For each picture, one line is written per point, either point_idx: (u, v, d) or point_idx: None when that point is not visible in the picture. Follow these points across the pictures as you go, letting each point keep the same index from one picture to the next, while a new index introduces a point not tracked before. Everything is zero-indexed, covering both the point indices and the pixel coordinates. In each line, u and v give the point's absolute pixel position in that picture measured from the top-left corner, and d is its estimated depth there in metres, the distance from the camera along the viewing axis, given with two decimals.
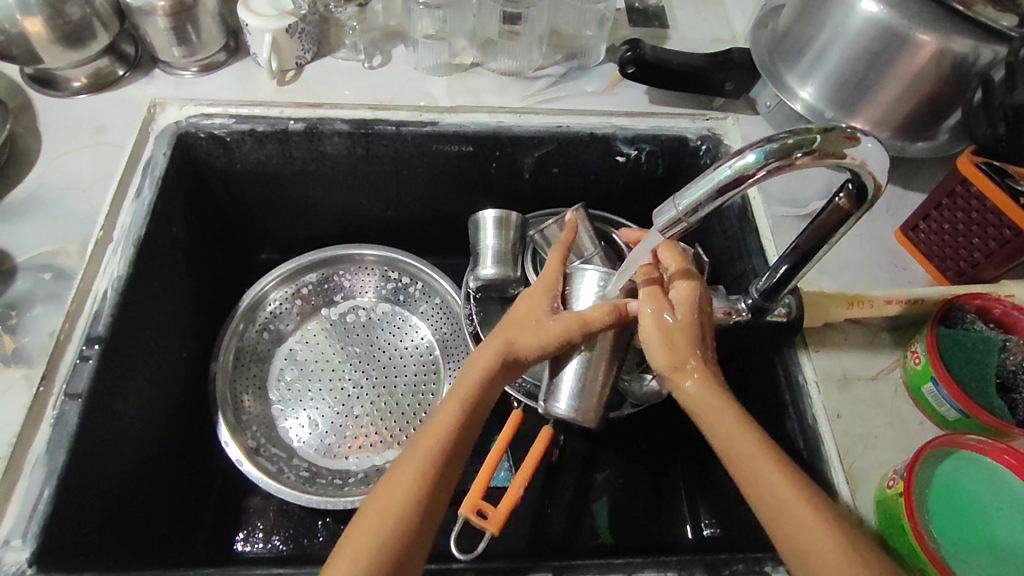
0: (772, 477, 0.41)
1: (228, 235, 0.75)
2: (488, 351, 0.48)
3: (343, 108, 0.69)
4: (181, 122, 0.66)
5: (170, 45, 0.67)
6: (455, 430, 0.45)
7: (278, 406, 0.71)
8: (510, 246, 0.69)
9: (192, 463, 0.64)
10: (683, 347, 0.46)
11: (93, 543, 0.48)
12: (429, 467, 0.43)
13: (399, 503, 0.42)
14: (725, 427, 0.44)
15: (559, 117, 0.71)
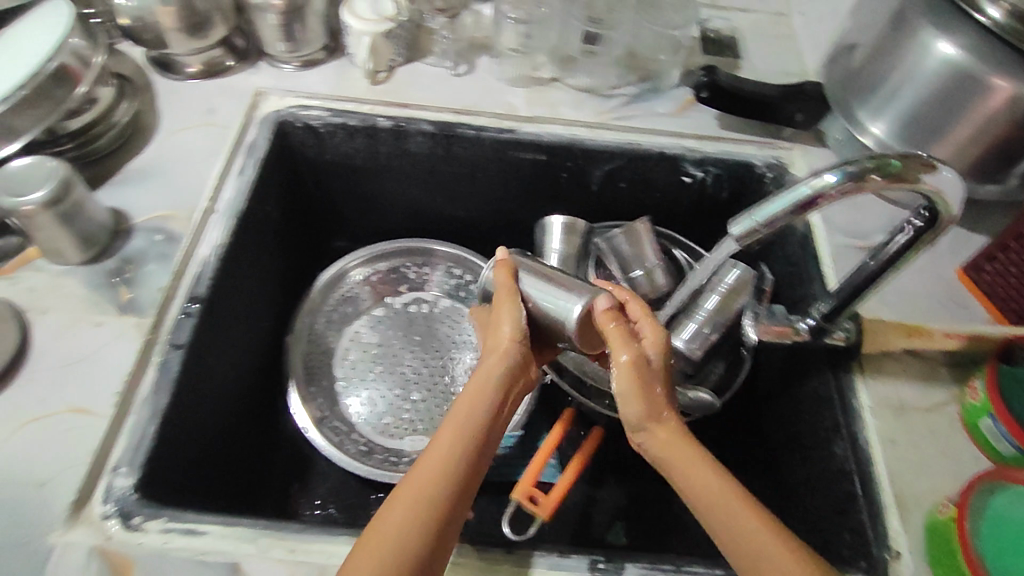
0: (758, 541, 0.41)
1: (310, 221, 0.81)
2: (480, 374, 0.48)
3: (429, 110, 0.74)
4: (281, 111, 0.72)
5: (278, 40, 0.73)
6: (450, 459, 0.43)
7: (342, 384, 0.74)
8: (574, 251, 0.71)
9: (266, 423, 0.69)
10: (659, 403, 0.47)
11: (184, 481, 0.52)
12: (427, 498, 0.41)
13: (399, 533, 0.40)
14: (705, 487, 0.44)
15: (633, 135, 0.74)
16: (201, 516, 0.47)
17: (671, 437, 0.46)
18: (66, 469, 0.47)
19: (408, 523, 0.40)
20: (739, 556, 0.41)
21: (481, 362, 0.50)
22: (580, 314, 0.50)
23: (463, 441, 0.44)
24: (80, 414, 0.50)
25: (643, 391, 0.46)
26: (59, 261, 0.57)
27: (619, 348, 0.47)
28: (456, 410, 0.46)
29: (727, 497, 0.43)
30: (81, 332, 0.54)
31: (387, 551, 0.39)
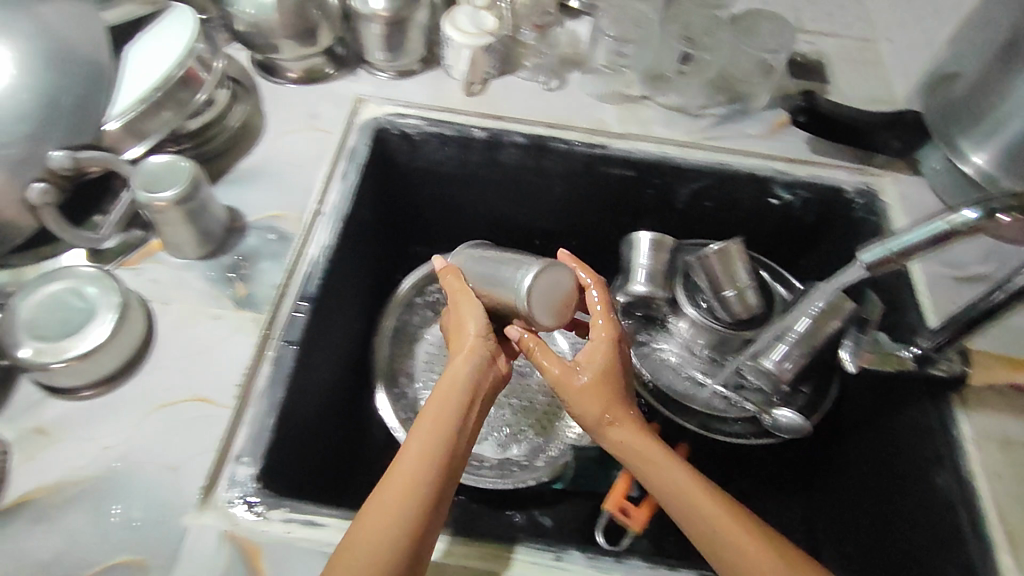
0: (699, 503, 0.49)
1: (396, 223, 0.82)
2: (450, 374, 0.53)
3: (523, 123, 0.75)
4: (379, 118, 0.74)
5: (379, 49, 0.75)
6: (434, 444, 0.48)
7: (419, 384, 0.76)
8: (663, 266, 0.73)
9: (355, 418, 0.70)
10: (607, 396, 0.55)
11: (293, 475, 0.54)
12: (417, 479, 0.46)
13: (393, 508, 0.45)
14: (661, 474, 0.52)
15: (723, 155, 0.75)
16: (319, 508, 0.49)
17: (621, 427, 0.55)
18: (196, 455, 0.50)
19: (403, 498, 0.45)
20: (682, 515, 0.50)
21: (451, 360, 0.55)
22: (528, 315, 0.55)
23: (443, 429, 0.49)
24: (205, 403, 0.52)
25: (583, 389, 0.55)
26: (179, 255, 0.60)
27: (548, 362, 0.57)
28: (432, 404, 0.51)
29: (674, 470, 0.52)
30: (200, 325, 0.56)
31: (388, 524, 0.44)
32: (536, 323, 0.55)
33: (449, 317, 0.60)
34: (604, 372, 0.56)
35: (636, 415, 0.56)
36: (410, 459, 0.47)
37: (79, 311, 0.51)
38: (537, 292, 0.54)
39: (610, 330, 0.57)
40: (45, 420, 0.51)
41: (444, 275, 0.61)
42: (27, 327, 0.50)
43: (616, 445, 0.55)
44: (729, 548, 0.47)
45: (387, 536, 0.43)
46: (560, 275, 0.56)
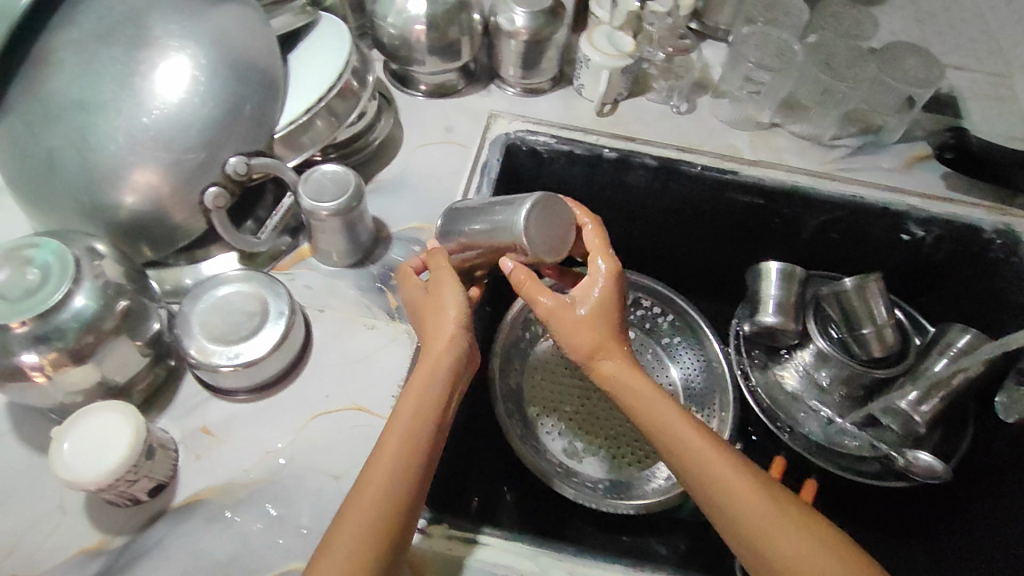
0: (689, 439, 0.50)
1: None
2: (429, 361, 0.50)
3: (653, 145, 0.74)
4: (510, 134, 0.74)
5: (514, 66, 0.75)
6: (422, 425, 0.48)
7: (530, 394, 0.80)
8: (792, 298, 0.72)
9: (473, 431, 0.72)
10: (603, 333, 0.54)
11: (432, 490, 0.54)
12: (397, 461, 0.46)
13: (379, 487, 0.45)
14: (655, 411, 0.52)
15: (856, 187, 0.73)
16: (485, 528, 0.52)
17: (614, 362, 0.54)
18: (356, 465, 0.50)
19: (393, 474, 0.45)
20: (675, 454, 0.50)
21: (429, 349, 0.51)
22: (528, 253, 0.52)
23: (428, 393, 0.49)
24: (364, 412, 0.53)
25: (579, 322, 0.54)
26: (329, 262, 0.60)
27: (541, 295, 0.54)
28: (417, 384, 0.49)
29: (661, 404, 0.52)
30: (356, 332, 0.57)
31: (376, 501, 0.44)
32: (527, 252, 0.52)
33: (416, 295, 0.55)
34: (600, 313, 0.55)
35: (627, 349, 0.56)
36: (393, 441, 0.47)
37: (249, 314, 0.52)
38: (540, 216, 0.51)
39: (608, 271, 0.55)
40: (211, 420, 0.52)
41: (435, 261, 0.55)
42: (203, 329, 0.51)
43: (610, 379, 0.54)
44: (721, 484, 0.48)
45: (377, 511, 0.44)
46: (559, 209, 0.53)
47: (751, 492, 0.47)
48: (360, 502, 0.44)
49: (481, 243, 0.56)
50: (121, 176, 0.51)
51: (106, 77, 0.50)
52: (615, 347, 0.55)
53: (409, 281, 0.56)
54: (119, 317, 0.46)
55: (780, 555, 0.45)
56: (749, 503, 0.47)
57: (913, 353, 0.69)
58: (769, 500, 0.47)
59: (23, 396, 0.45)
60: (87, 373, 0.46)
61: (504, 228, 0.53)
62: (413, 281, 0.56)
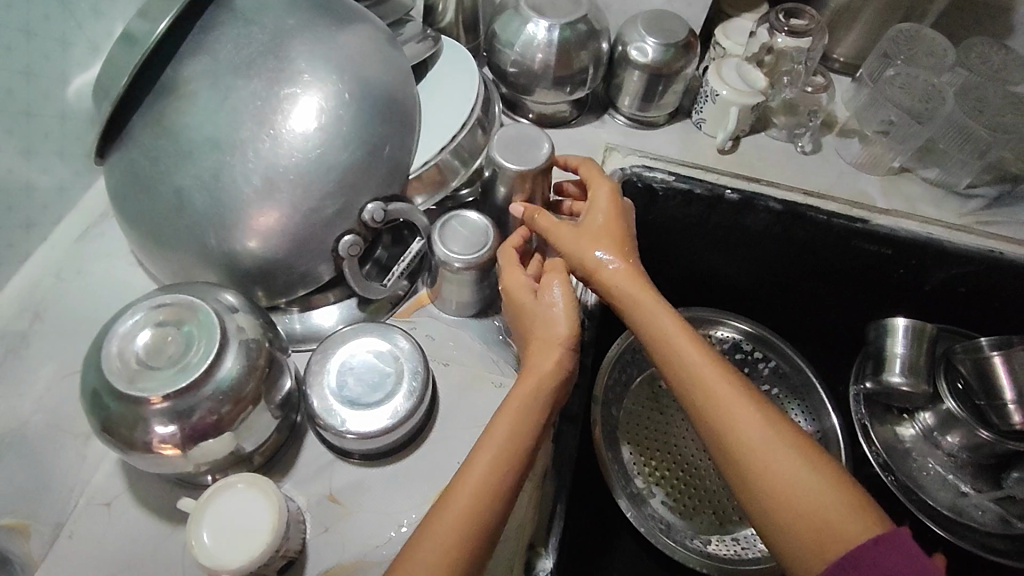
0: (695, 366, 0.47)
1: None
2: (529, 385, 0.46)
3: (778, 187, 0.70)
4: (626, 168, 0.70)
5: (634, 98, 0.71)
6: (530, 412, 0.45)
7: (625, 438, 0.74)
8: (923, 359, 0.67)
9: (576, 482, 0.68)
10: (605, 243, 0.52)
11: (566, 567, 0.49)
12: (493, 463, 0.42)
13: (476, 488, 0.41)
14: (658, 327, 0.49)
15: (994, 242, 0.69)
16: None
17: (616, 270, 0.51)
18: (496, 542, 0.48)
19: (491, 465, 0.42)
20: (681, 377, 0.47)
21: (535, 357, 0.47)
22: (523, 172, 0.52)
23: (523, 420, 0.45)
24: None
25: (582, 238, 0.52)
26: (451, 311, 0.56)
27: (549, 220, 0.53)
28: (523, 381, 0.46)
29: (664, 321, 0.49)
30: (484, 392, 0.53)
31: (471, 495, 0.41)
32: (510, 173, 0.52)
33: (522, 300, 0.50)
34: (603, 228, 0.52)
35: (634, 261, 0.52)
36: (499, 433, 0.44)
37: (383, 375, 0.48)
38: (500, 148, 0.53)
39: (609, 189, 0.53)
40: (336, 486, 0.47)
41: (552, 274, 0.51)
42: (336, 392, 0.47)
43: (612, 290, 0.51)
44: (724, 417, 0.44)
45: (475, 501, 0.41)
46: (520, 131, 0.54)
47: (759, 423, 0.43)
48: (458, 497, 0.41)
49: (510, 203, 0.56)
50: (256, 219, 0.47)
51: (246, 113, 0.47)
52: (619, 259, 0.51)
53: (512, 258, 0.52)
54: (260, 379, 0.42)
55: (783, 499, 0.41)
56: (754, 437, 0.43)
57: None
58: (776, 435, 0.43)
59: (149, 467, 0.41)
60: (224, 444, 0.41)
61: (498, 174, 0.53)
62: (514, 266, 0.51)
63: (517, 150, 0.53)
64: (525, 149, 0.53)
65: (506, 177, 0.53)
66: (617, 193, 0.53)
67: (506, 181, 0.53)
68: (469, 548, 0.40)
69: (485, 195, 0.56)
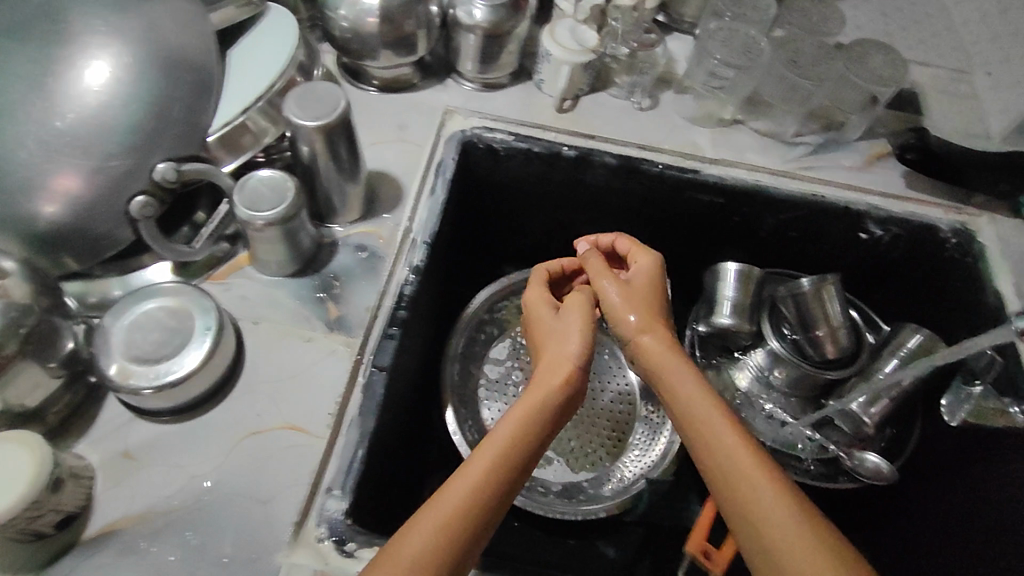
0: (711, 424, 0.50)
1: (468, 245, 0.80)
2: (534, 399, 0.52)
3: (614, 143, 0.73)
4: (467, 130, 0.71)
5: (472, 61, 0.72)
6: (534, 418, 0.51)
7: (485, 396, 0.78)
8: (749, 299, 0.71)
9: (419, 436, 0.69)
10: (639, 307, 0.58)
11: (367, 509, 0.52)
12: (503, 452, 0.48)
13: (481, 469, 0.47)
14: (686, 391, 0.52)
15: (818, 186, 0.72)
16: None
17: (652, 338, 0.56)
18: (288, 488, 0.49)
19: (498, 457, 0.48)
20: (698, 431, 0.50)
21: (546, 376, 0.54)
22: (330, 121, 0.53)
23: (524, 433, 0.50)
24: (297, 432, 0.51)
25: (628, 299, 0.58)
26: (267, 272, 0.58)
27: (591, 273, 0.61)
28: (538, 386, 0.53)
29: (687, 380, 0.53)
30: (293, 346, 0.55)
31: (478, 473, 0.47)
32: (315, 124, 0.52)
33: (545, 328, 0.59)
34: (643, 291, 0.59)
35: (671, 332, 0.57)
36: (506, 426, 0.50)
37: (175, 332, 0.49)
38: (302, 100, 0.53)
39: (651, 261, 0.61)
40: (132, 443, 0.49)
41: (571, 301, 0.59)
42: (123, 350, 0.47)
43: (646, 354, 0.55)
44: (733, 474, 0.47)
45: (477, 484, 0.46)
46: (322, 87, 0.54)
47: (767, 485, 0.46)
48: (464, 476, 0.46)
49: (318, 162, 0.56)
50: (58, 184, 0.47)
51: (24, 85, 0.48)
52: (653, 326, 0.57)
53: (538, 299, 0.62)
54: (26, 341, 0.43)
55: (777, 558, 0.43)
56: (760, 496, 0.45)
57: (861, 347, 0.69)
58: (787, 504, 0.45)
59: None
60: None
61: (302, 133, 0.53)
62: (543, 313, 0.61)
63: (320, 102, 0.53)
64: (330, 100, 0.53)
65: (309, 137, 0.53)
66: (659, 268, 0.61)
67: (309, 142, 0.54)
68: (463, 525, 0.44)
69: (293, 153, 0.56)
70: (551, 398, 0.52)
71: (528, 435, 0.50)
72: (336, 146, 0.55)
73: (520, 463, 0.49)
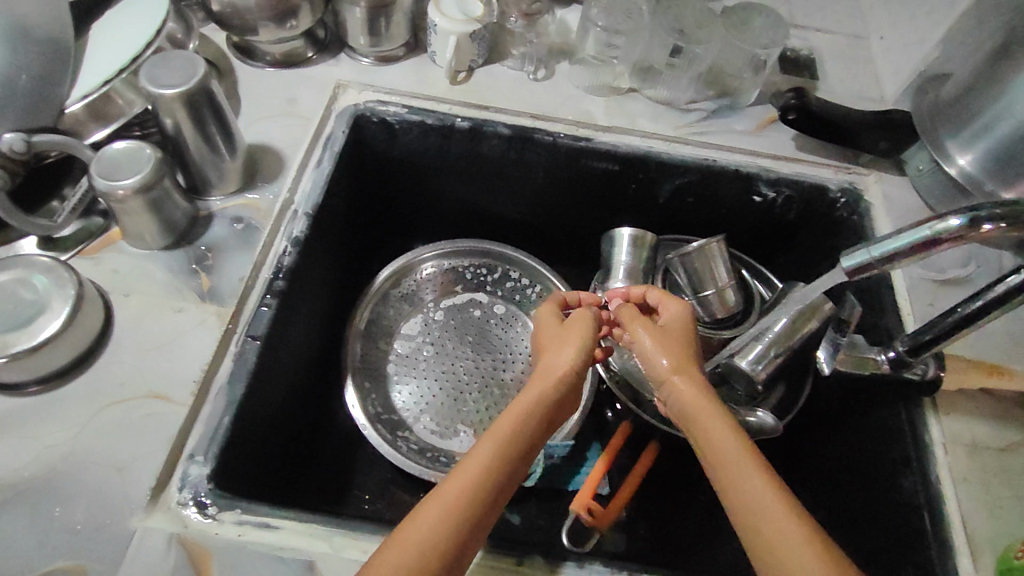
0: (744, 474, 0.44)
1: (366, 224, 0.80)
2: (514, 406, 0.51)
3: (507, 113, 0.73)
4: (359, 105, 0.71)
5: (361, 34, 0.72)
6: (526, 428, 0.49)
7: (395, 373, 0.77)
8: (642, 264, 0.72)
9: (307, 408, 0.68)
10: (670, 349, 0.53)
11: (244, 476, 0.53)
12: (496, 456, 0.47)
13: (469, 475, 0.45)
14: (719, 440, 0.46)
15: (708, 151, 0.73)
16: (275, 511, 0.49)
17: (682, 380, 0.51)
18: (145, 455, 0.49)
19: (484, 476, 0.45)
20: (726, 479, 0.44)
21: (535, 399, 0.51)
22: (191, 86, 0.53)
23: (506, 459, 0.47)
24: (162, 400, 0.51)
25: (660, 342, 0.54)
26: (139, 245, 0.58)
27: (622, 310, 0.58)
28: (525, 392, 0.52)
29: (720, 425, 0.47)
30: (162, 318, 0.55)
31: (466, 483, 0.45)
32: (174, 90, 0.52)
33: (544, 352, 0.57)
34: (676, 330, 0.55)
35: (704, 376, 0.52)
36: (488, 444, 0.48)
37: (25, 302, 0.48)
38: (161, 67, 0.53)
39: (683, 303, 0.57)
40: None
41: (573, 321, 0.57)
42: None
43: (675, 397, 0.50)
44: (760, 530, 0.41)
45: (462, 496, 0.44)
46: (181, 56, 0.54)
47: (801, 543, 0.40)
48: (450, 487, 0.44)
49: (186, 133, 0.56)
50: None
51: None
52: (683, 367, 0.52)
53: (545, 317, 0.61)
54: None
55: None
56: (793, 558, 0.39)
57: (749, 301, 0.72)
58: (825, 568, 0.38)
59: None
60: None
61: (161, 102, 0.53)
62: (547, 332, 0.59)
63: (179, 69, 0.53)
64: (191, 66, 0.54)
65: (167, 106, 0.53)
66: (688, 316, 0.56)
67: (170, 113, 0.54)
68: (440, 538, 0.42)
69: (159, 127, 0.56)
70: (532, 423, 0.50)
71: (508, 461, 0.47)
72: (202, 114, 0.55)
73: (508, 472, 0.47)
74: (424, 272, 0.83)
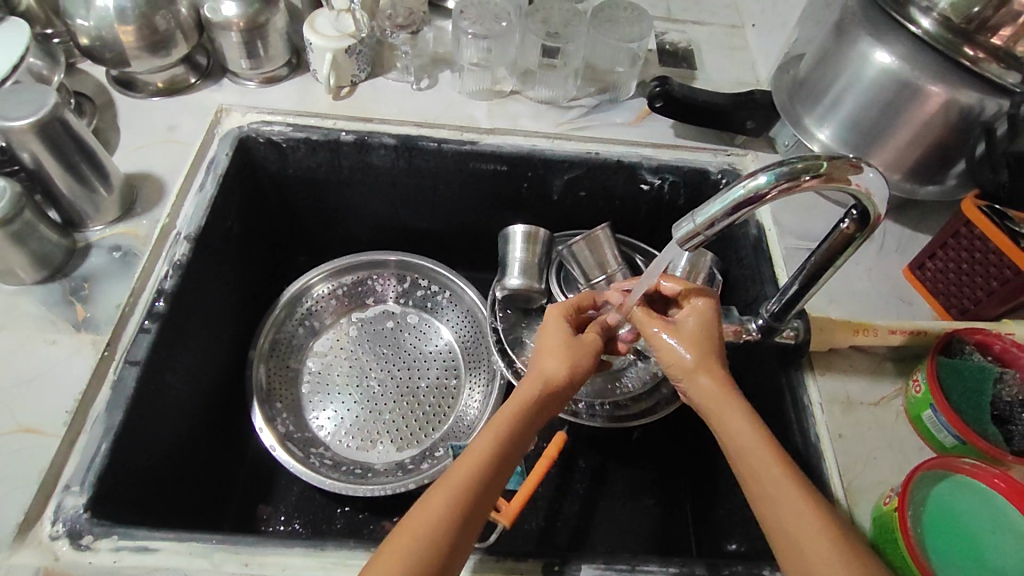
0: (762, 463, 0.44)
1: (268, 247, 0.80)
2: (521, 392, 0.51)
3: (391, 124, 0.74)
4: (243, 127, 0.71)
5: (240, 58, 0.73)
6: (525, 431, 0.49)
7: (310, 397, 0.76)
8: (535, 259, 0.73)
9: (213, 433, 0.68)
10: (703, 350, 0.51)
11: (129, 514, 0.52)
12: (496, 439, 0.47)
13: (474, 463, 0.45)
14: (738, 431, 0.46)
15: (591, 144, 0.75)
16: (152, 533, 0.48)
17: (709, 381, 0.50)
18: (13, 489, 0.48)
19: (489, 455, 0.46)
20: (750, 480, 0.45)
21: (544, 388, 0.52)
22: (42, 116, 0.53)
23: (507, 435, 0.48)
24: (32, 433, 0.51)
25: (674, 340, 0.52)
26: (12, 281, 0.58)
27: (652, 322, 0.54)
28: (526, 383, 0.52)
29: (736, 423, 0.47)
30: (35, 350, 0.55)
31: (474, 463, 0.45)
32: (23, 119, 0.53)
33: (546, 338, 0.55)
34: (689, 337, 0.52)
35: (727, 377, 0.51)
36: (499, 424, 0.48)
37: None
38: (13, 101, 0.54)
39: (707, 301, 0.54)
40: None
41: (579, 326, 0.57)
42: None
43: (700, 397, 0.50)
44: (780, 513, 0.42)
45: (471, 487, 0.44)
46: (34, 88, 0.55)
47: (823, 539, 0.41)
48: (461, 466, 0.45)
49: (49, 165, 0.56)
50: None
51: None
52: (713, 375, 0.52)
53: (553, 323, 0.57)
54: None
55: None
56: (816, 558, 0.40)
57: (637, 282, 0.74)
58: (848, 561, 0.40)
59: None
60: None
61: (14, 134, 0.53)
62: (557, 333, 0.55)
63: (31, 102, 0.54)
64: (43, 96, 0.54)
65: (22, 138, 0.53)
66: (710, 324, 0.53)
67: (25, 146, 0.54)
68: (444, 531, 0.42)
69: (18, 161, 0.57)
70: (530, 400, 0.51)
71: (508, 443, 0.48)
72: (62, 145, 0.56)
73: (505, 454, 0.47)
74: (326, 291, 0.81)
